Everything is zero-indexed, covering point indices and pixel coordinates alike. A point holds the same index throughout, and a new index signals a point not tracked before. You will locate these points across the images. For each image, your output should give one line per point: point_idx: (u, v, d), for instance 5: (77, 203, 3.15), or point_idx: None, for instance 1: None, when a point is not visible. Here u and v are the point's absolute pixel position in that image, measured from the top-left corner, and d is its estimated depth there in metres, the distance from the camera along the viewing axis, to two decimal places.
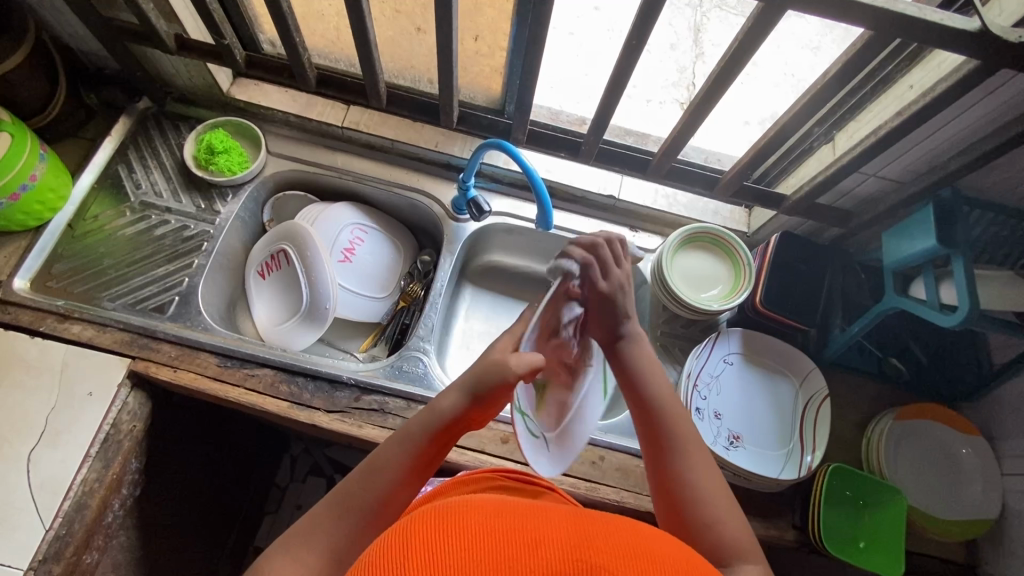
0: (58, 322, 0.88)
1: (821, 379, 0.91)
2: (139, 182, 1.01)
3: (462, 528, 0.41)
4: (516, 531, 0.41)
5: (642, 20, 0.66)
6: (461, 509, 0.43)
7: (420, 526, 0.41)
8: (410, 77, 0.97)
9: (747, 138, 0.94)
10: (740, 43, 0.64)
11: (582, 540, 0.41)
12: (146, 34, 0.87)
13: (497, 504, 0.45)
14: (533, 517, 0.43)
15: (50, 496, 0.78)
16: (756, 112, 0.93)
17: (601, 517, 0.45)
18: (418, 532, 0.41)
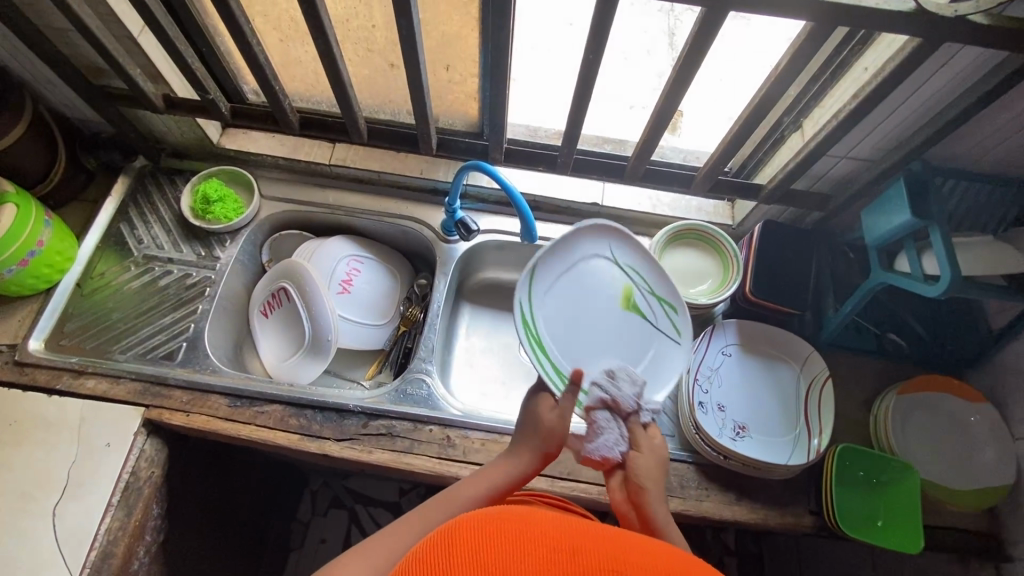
0: (73, 378, 0.91)
1: (821, 362, 0.92)
2: (141, 237, 1.05)
3: (502, 535, 0.43)
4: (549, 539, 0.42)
5: (595, 36, 0.70)
6: (502, 519, 0.45)
7: (463, 532, 0.44)
8: (390, 111, 1.01)
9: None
10: (692, 44, 0.66)
11: (617, 554, 0.42)
12: (136, 97, 0.92)
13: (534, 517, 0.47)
14: (568, 529, 0.44)
15: (77, 548, 0.81)
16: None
17: (640, 538, 0.46)
18: (461, 538, 0.43)
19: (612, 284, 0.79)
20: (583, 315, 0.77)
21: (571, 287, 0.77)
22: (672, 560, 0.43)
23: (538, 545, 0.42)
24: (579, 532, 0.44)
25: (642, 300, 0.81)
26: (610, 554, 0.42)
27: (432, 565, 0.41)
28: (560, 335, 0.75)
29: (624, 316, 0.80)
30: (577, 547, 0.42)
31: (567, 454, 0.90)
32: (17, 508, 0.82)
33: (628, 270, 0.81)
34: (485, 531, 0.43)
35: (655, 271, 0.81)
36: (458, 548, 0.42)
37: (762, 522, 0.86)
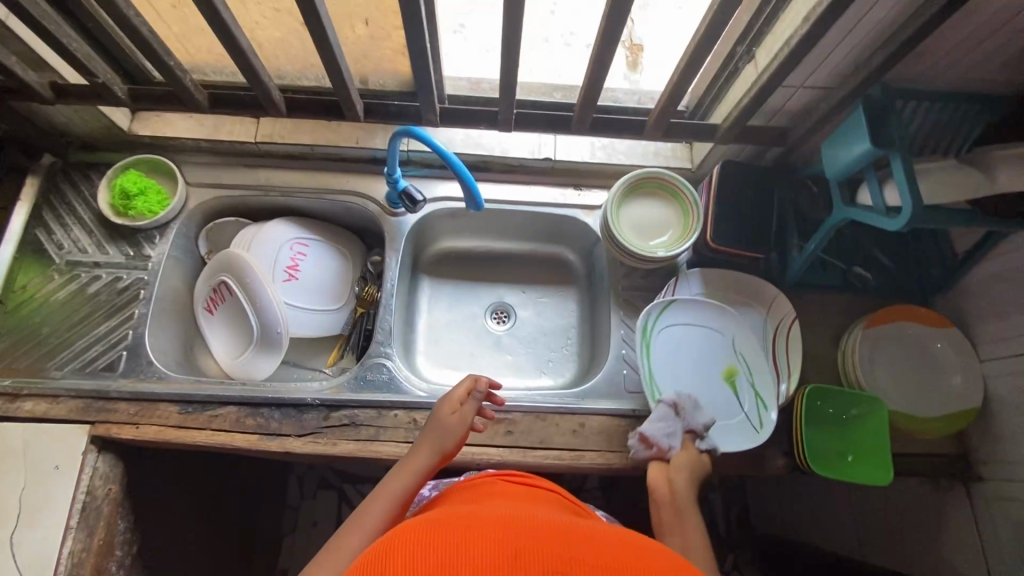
0: (9, 402, 0.86)
1: (787, 303, 0.90)
2: (61, 242, 0.97)
3: (443, 543, 0.41)
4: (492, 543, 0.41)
5: None
6: (446, 524, 0.43)
7: (404, 543, 0.41)
8: (312, 76, 0.92)
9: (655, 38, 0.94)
10: None
11: (563, 552, 0.40)
12: (19, 89, 0.81)
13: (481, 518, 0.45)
14: (513, 529, 0.43)
15: (41, 574, 0.78)
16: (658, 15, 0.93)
17: (588, 529, 0.45)
18: (401, 549, 0.41)
19: (718, 357, 0.91)
20: (685, 364, 0.91)
21: (691, 340, 0.92)
22: (619, 550, 0.42)
23: (482, 550, 0.40)
24: (525, 531, 0.42)
25: (744, 380, 0.90)
26: (555, 553, 0.40)
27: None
28: (663, 365, 0.90)
29: (718, 383, 0.90)
30: (521, 548, 0.40)
31: (538, 423, 0.88)
32: None
33: (740, 352, 0.92)
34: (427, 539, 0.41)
35: (768, 368, 0.90)
36: (398, 560, 0.39)
37: (737, 468, 0.86)
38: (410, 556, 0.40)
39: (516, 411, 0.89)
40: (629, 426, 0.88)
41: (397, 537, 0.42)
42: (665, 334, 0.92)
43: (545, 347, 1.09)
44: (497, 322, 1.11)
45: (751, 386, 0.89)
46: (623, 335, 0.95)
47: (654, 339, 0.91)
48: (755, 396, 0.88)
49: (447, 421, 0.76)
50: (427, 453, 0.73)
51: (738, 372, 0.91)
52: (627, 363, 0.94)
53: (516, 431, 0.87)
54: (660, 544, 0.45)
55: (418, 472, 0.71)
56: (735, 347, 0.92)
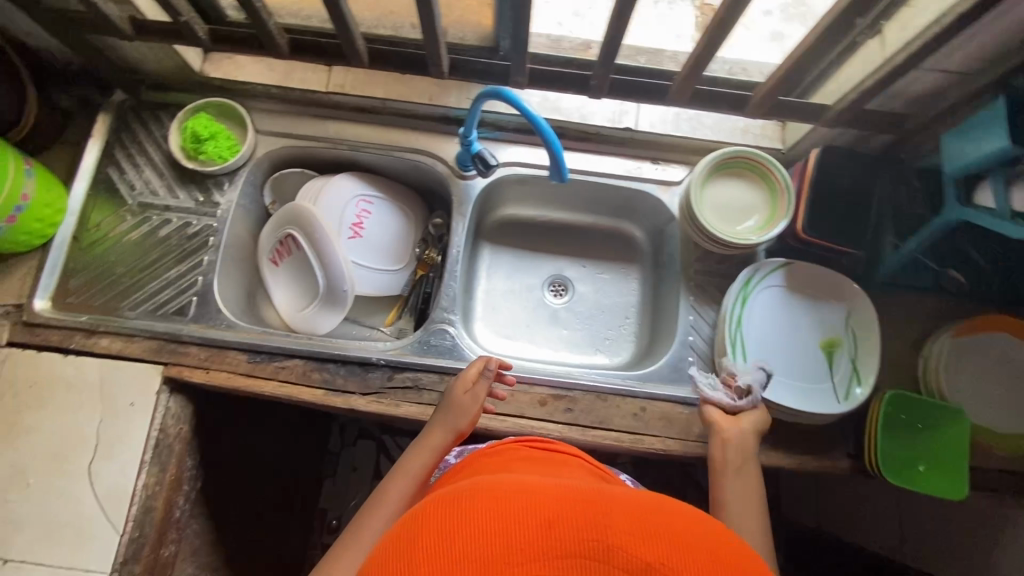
0: (87, 337, 0.88)
1: (872, 311, 0.85)
2: (133, 182, 0.97)
3: (468, 515, 0.39)
4: (523, 509, 0.39)
5: None
6: (471, 491, 0.41)
7: (434, 514, 0.40)
8: (391, 24, 0.87)
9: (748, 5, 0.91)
10: None
11: (597, 521, 0.38)
12: (100, 23, 0.79)
13: (512, 481, 0.43)
14: (544, 493, 0.41)
15: (118, 503, 0.82)
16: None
17: (622, 494, 0.43)
18: (432, 521, 0.40)
19: (822, 326, 0.87)
20: (783, 322, 0.87)
21: (795, 304, 0.88)
22: (656, 517, 0.40)
23: (511, 519, 0.38)
24: (556, 495, 0.40)
25: (840, 357, 0.85)
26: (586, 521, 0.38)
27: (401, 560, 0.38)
28: (757, 321, 0.87)
29: (815, 352, 0.86)
30: (554, 518, 0.38)
31: (600, 403, 0.87)
32: (54, 468, 0.83)
33: (847, 328, 0.86)
34: (456, 508, 0.40)
35: (872, 351, 0.84)
36: (426, 535, 0.39)
37: (799, 466, 0.85)
38: (440, 529, 0.39)
39: (577, 389, 0.87)
40: (691, 414, 0.87)
41: (427, 510, 0.41)
42: (771, 287, 0.88)
43: (602, 325, 1.06)
44: (555, 296, 1.09)
45: (848, 363, 0.84)
46: (693, 320, 0.92)
47: (756, 292, 0.87)
48: (848, 374, 0.84)
49: (461, 400, 0.76)
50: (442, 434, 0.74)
51: (839, 349, 0.86)
52: (693, 350, 0.91)
53: (577, 410, 0.86)
54: (698, 510, 0.43)
55: (437, 450, 0.73)
56: (841, 322, 0.87)
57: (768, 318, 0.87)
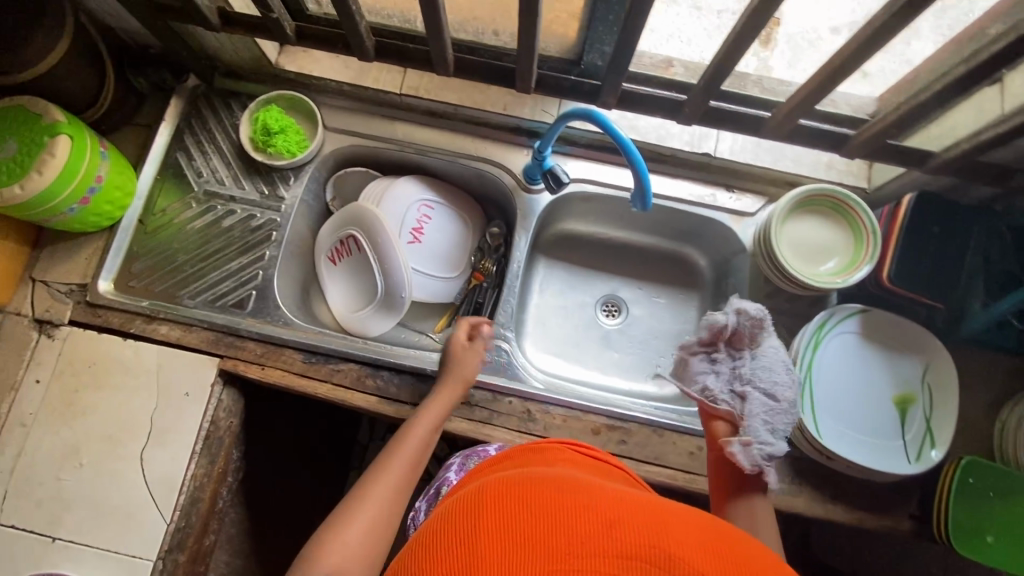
0: (146, 323, 0.88)
1: (954, 370, 0.81)
2: (200, 169, 0.97)
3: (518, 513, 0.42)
4: (579, 507, 0.42)
5: None
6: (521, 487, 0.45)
7: (495, 500, 0.44)
8: (473, 30, 0.85)
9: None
10: None
11: (650, 532, 0.41)
12: (188, 11, 0.78)
13: (570, 481, 0.47)
14: (597, 497, 0.44)
15: (167, 492, 0.82)
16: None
17: (654, 501, 0.46)
18: (494, 509, 0.43)
19: (897, 379, 0.83)
20: (856, 370, 0.84)
21: (871, 352, 0.84)
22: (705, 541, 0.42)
23: (566, 517, 0.41)
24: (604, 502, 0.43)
25: (914, 414, 0.81)
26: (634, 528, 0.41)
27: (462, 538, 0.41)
28: (828, 367, 0.83)
29: (887, 405, 0.82)
30: (611, 520, 0.41)
31: (655, 437, 0.84)
32: (107, 450, 0.83)
33: (924, 385, 0.82)
34: (516, 497, 0.44)
35: (949, 412, 0.80)
36: (485, 519, 0.42)
37: (858, 523, 0.81)
38: (503, 517, 0.42)
39: (633, 420, 0.85)
40: None
41: (487, 495, 0.45)
42: (847, 332, 0.84)
43: (652, 351, 1.03)
44: (608, 316, 1.06)
45: (922, 421, 0.81)
46: None
47: (832, 335, 0.84)
48: (921, 433, 0.80)
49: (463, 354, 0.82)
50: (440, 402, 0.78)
51: (913, 405, 0.82)
52: None
53: (631, 442, 0.84)
54: (740, 532, 0.46)
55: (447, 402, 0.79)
56: (917, 378, 0.83)
57: (839, 364, 0.83)
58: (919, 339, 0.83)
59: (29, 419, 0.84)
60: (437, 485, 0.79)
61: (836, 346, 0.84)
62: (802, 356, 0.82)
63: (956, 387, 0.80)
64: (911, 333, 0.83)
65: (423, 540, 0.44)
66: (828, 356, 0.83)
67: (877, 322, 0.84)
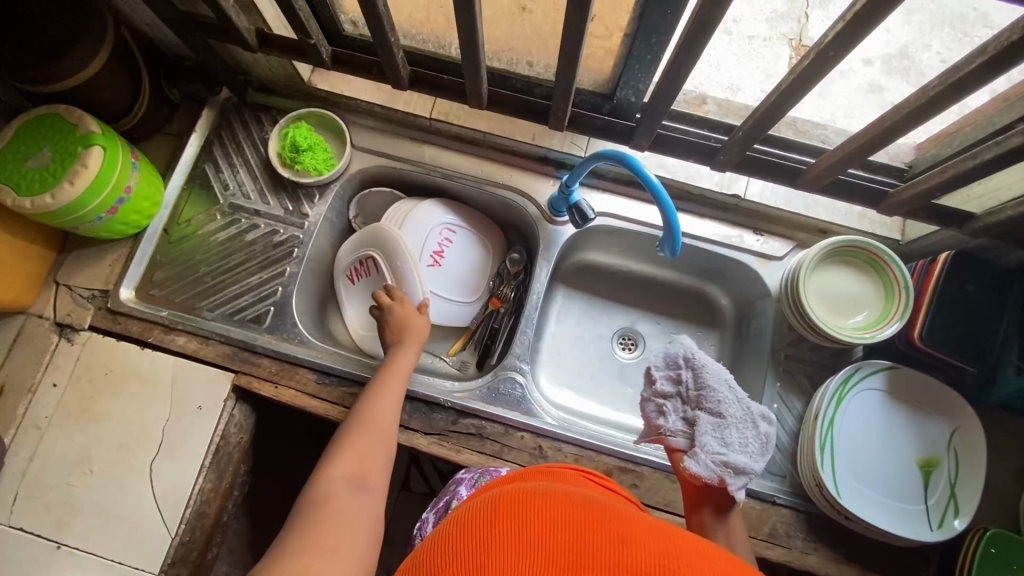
0: (165, 333, 0.89)
1: (982, 438, 0.78)
2: (227, 181, 0.97)
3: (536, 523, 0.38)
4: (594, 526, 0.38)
5: (847, 31, 0.51)
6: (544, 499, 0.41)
7: (511, 511, 0.39)
8: (507, 60, 0.85)
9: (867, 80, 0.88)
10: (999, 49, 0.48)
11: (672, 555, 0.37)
12: (227, 30, 0.79)
13: (588, 500, 0.42)
14: (617, 515, 0.40)
15: (174, 505, 0.82)
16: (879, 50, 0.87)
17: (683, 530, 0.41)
18: (507, 517, 0.39)
19: (921, 441, 0.80)
20: (879, 428, 0.81)
21: (896, 411, 0.82)
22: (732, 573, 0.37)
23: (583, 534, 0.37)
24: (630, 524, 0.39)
25: (938, 480, 0.79)
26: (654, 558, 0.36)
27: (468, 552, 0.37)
28: (850, 424, 0.81)
29: (910, 467, 0.80)
30: (626, 537, 0.38)
31: (667, 483, 0.82)
32: (118, 459, 0.83)
33: (949, 450, 0.80)
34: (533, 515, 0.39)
35: (976, 481, 0.77)
36: (500, 529, 0.38)
37: None
38: (514, 527, 0.38)
39: (646, 465, 0.83)
40: (762, 511, 0.82)
41: (500, 504, 0.40)
42: (872, 388, 0.82)
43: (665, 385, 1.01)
44: (624, 350, 1.05)
45: (945, 488, 0.78)
46: (776, 410, 0.87)
47: (856, 390, 0.82)
48: (944, 501, 0.77)
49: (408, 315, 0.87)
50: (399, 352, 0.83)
51: (938, 471, 0.79)
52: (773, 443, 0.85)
53: (643, 487, 0.82)
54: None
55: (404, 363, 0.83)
56: (943, 442, 0.80)
57: (862, 422, 0.81)
58: (947, 403, 0.81)
59: (44, 422, 0.85)
60: (447, 497, 0.76)
61: (859, 402, 0.82)
62: (824, 410, 0.80)
63: (983, 455, 0.78)
64: (939, 396, 0.81)
65: (426, 559, 0.38)
66: (851, 412, 0.81)
67: (903, 381, 0.82)
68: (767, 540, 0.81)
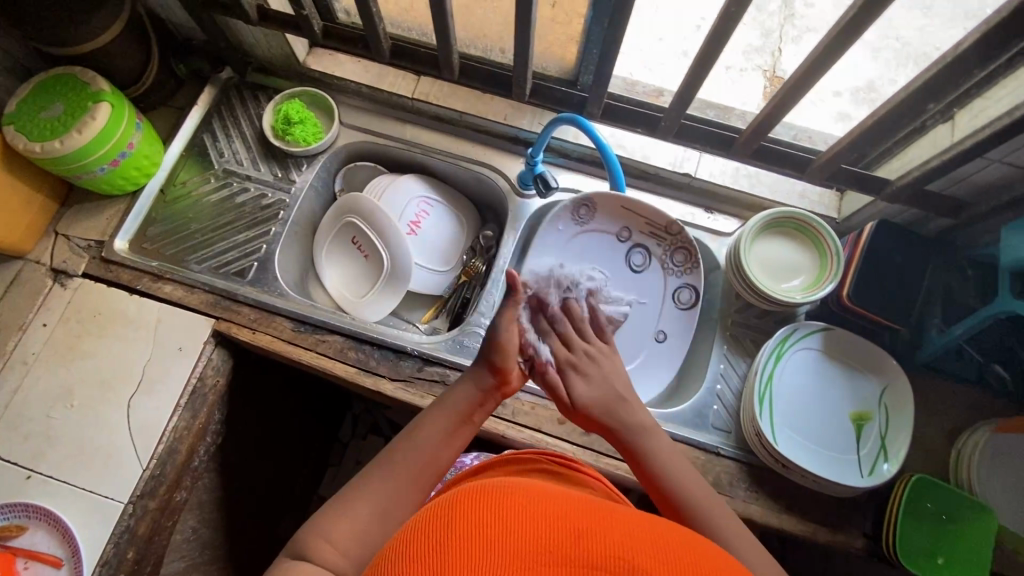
0: (153, 281, 0.95)
1: (909, 392, 0.83)
2: (222, 150, 1.05)
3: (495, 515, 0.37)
4: (556, 522, 0.37)
5: None
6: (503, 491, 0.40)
7: (473, 504, 0.39)
8: (481, 47, 0.95)
9: (836, 109, 0.93)
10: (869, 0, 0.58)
11: (632, 542, 0.36)
12: (231, 6, 0.89)
13: (552, 495, 0.41)
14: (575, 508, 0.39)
15: (147, 439, 0.86)
16: (848, 82, 0.92)
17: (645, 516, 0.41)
18: (468, 512, 0.38)
19: (853, 396, 0.86)
20: (814, 385, 0.87)
21: (831, 368, 0.87)
22: (695, 559, 0.37)
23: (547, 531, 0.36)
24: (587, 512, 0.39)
25: (870, 432, 0.84)
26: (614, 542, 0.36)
27: (428, 547, 0.36)
28: (788, 378, 0.87)
29: (844, 420, 0.85)
30: (586, 531, 0.37)
31: None
32: (98, 394, 0.88)
33: (880, 405, 0.85)
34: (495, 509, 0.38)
35: (904, 430, 0.82)
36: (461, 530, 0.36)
37: (811, 536, 0.82)
38: (474, 523, 0.37)
39: None
40: (707, 461, 0.86)
41: (460, 500, 0.40)
42: (809, 347, 0.88)
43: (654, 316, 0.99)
44: None
45: (877, 438, 0.83)
46: (722, 370, 0.93)
47: (793, 349, 0.88)
48: (875, 449, 0.82)
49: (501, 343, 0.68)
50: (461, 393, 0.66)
51: (869, 423, 0.84)
52: (719, 400, 0.91)
53: (594, 435, 0.87)
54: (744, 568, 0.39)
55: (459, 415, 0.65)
56: (874, 397, 0.86)
57: (799, 378, 0.87)
58: (877, 360, 0.87)
59: (31, 358, 0.89)
60: None
61: (798, 360, 0.87)
62: (765, 362, 0.86)
63: (911, 407, 0.83)
64: (871, 355, 0.87)
65: (393, 556, 0.37)
66: (789, 369, 0.87)
67: (837, 343, 0.88)
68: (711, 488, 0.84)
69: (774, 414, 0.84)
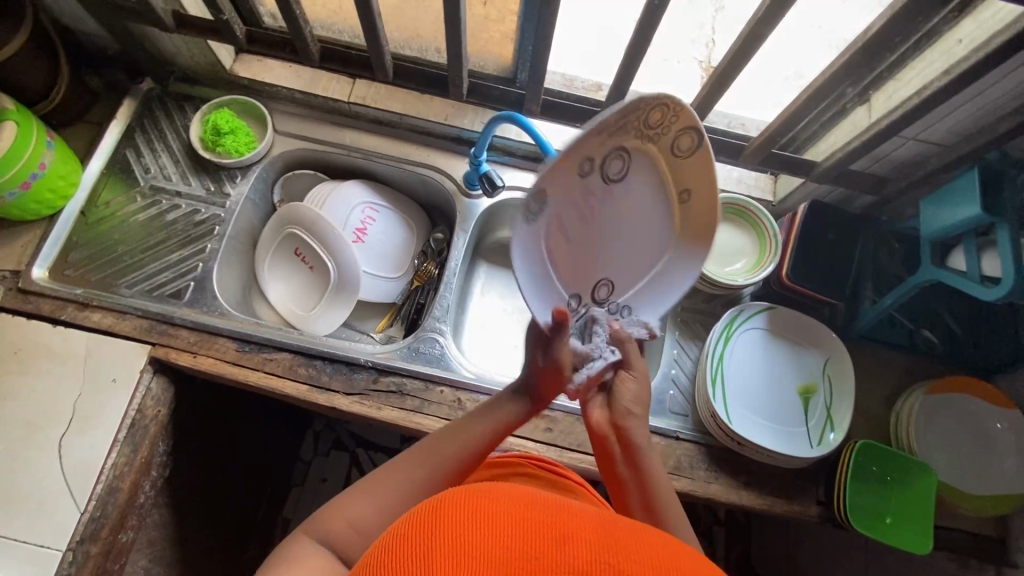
0: (78, 310, 0.88)
1: (849, 361, 0.88)
2: (148, 165, 1.00)
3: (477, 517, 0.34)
4: (543, 524, 0.34)
5: None
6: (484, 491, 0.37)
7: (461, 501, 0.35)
8: (416, 46, 0.93)
9: (774, 98, 0.97)
10: None
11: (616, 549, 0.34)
12: (143, 12, 0.84)
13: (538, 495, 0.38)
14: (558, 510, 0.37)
15: (83, 480, 0.80)
16: (779, 71, 0.95)
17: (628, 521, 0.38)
18: (454, 510, 0.35)
19: (799, 370, 0.90)
20: (763, 363, 0.90)
21: (778, 344, 0.91)
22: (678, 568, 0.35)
23: (535, 534, 0.33)
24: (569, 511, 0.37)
25: (817, 403, 0.88)
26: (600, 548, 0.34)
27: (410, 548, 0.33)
28: (738, 359, 0.89)
29: (792, 394, 0.88)
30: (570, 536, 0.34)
31: (578, 426, 0.88)
32: (24, 436, 0.81)
33: (824, 377, 0.89)
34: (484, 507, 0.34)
35: (845, 398, 0.86)
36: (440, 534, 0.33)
37: (769, 509, 0.85)
38: (459, 523, 0.34)
39: (558, 409, 0.88)
40: (668, 446, 0.87)
41: (448, 489, 0.37)
42: (756, 326, 0.91)
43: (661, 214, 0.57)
44: None
45: (824, 408, 0.87)
46: (675, 355, 0.95)
47: (740, 331, 0.90)
48: (822, 419, 0.86)
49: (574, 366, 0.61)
50: (492, 412, 0.66)
51: (816, 395, 0.88)
52: (674, 384, 0.93)
53: (556, 430, 0.87)
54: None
55: (495, 427, 0.65)
56: (819, 370, 0.90)
57: (748, 357, 0.90)
58: (816, 334, 0.91)
59: None
60: None
61: (746, 340, 0.90)
62: (713, 346, 0.88)
63: (852, 377, 0.87)
64: (812, 330, 0.91)
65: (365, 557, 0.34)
66: (737, 350, 0.90)
67: (781, 323, 0.92)
68: (673, 472, 0.85)
69: (727, 395, 0.87)
